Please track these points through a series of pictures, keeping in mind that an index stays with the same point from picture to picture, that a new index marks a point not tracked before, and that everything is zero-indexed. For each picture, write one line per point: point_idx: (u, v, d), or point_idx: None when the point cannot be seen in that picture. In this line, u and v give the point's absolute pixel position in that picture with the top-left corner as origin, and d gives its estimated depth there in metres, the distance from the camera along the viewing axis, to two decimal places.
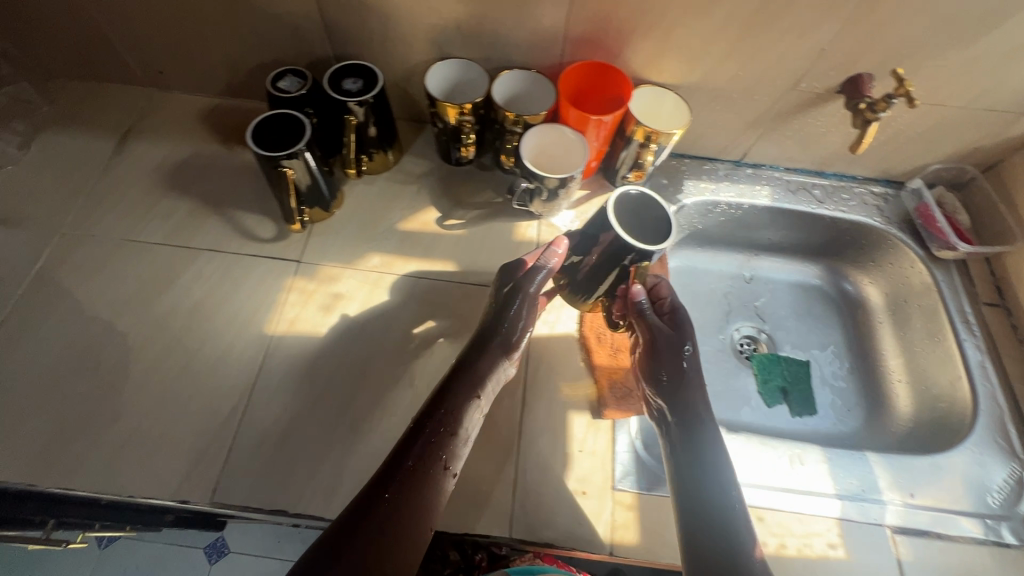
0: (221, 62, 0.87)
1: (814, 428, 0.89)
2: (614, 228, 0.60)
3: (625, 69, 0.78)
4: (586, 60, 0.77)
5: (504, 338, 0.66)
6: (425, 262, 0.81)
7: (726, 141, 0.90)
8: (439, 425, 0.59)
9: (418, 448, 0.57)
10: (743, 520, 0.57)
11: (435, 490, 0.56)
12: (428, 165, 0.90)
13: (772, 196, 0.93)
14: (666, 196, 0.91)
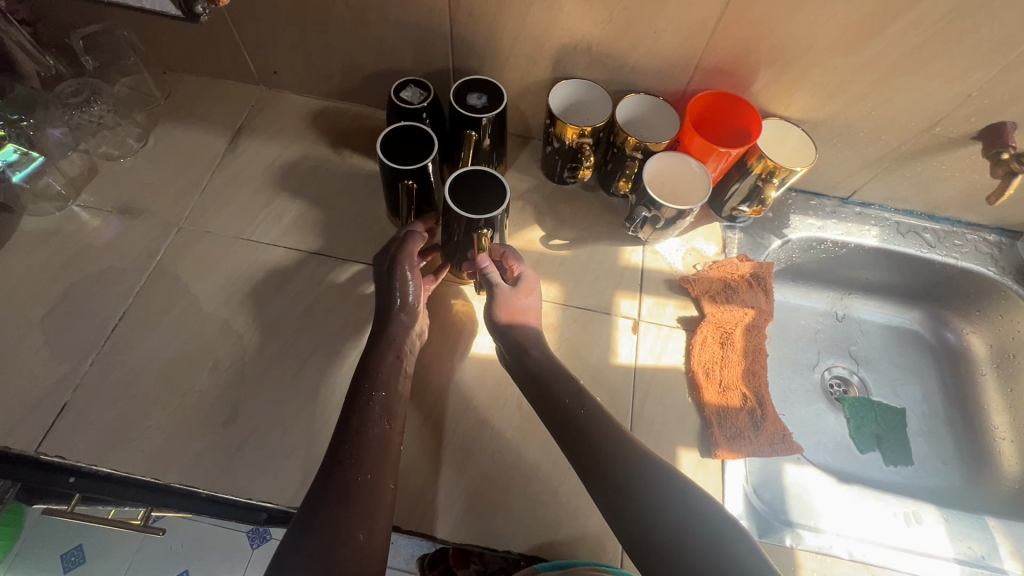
0: (337, 66, 0.87)
1: (910, 480, 0.86)
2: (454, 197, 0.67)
3: (752, 102, 0.76)
4: (715, 89, 0.75)
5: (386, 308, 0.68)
6: None
7: (839, 178, 0.88)
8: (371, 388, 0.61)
9: (356, 422, 0.58)
10: (700, 521, 0.50)
11: (382, 473, 0.55)
12: (532, 182, 0.89)
13: (881, 237, 0.90)
14: (771, 230, 0.89)
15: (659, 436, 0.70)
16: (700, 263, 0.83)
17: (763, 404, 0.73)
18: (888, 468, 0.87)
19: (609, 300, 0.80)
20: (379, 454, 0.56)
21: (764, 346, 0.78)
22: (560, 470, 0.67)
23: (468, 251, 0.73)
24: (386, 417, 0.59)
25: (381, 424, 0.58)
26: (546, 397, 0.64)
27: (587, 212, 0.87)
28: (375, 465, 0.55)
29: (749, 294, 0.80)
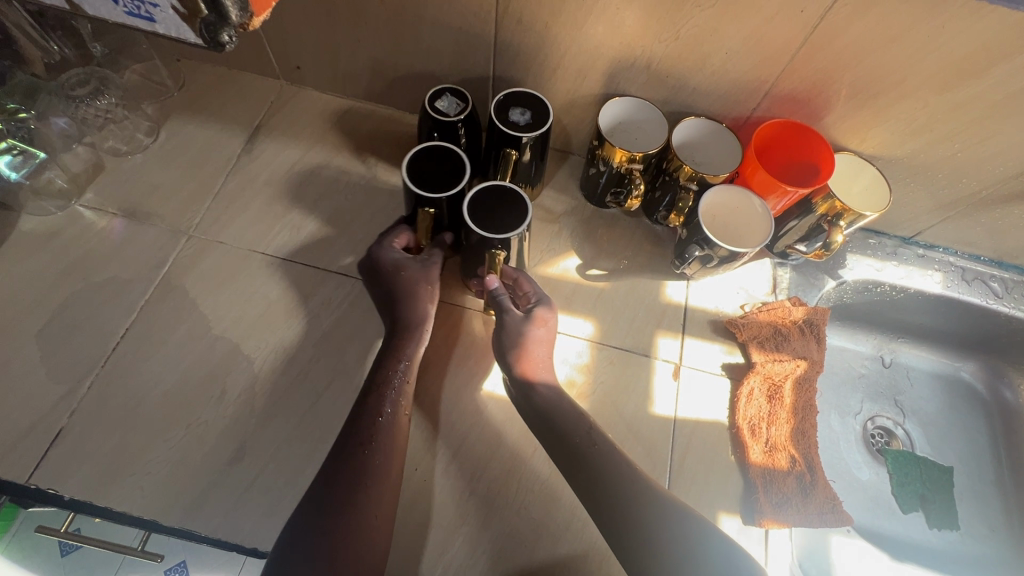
0: (366, 66, 0.80)
1: (955, 545, 0.81)
2: (468, 215, 0.59)
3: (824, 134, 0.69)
4: (784, 119, 0.68)
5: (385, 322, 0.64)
6: (565, 315, 0.74)
7: (905, 218, 0.81)
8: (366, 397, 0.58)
9: (358, 431, 0.55)
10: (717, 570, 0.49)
11: (385, 493, 0.52)
12: (571, 204, 0.82)
13: (944, 283, 0.83)
14: (826, 270, 0.82)
15: (698, 498, 0.65)
16: (749, 304, 0.77)
17: (812, 468, 0.67)
18: (933, 531, 0.81)
19: (648, 340, 0.74)
20: (384, 472, 0.53)
21: (815, 402, 0.72)
22: (590, 531, 0.62)
23: (478, 267, 0.64)
24: (393, 430, 0.57)
25: (388, 438, 0.55)
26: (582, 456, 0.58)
27: (628, 240, 0.80)
28: (378, 485, 0.52)
29: (801, 343, 0.74)
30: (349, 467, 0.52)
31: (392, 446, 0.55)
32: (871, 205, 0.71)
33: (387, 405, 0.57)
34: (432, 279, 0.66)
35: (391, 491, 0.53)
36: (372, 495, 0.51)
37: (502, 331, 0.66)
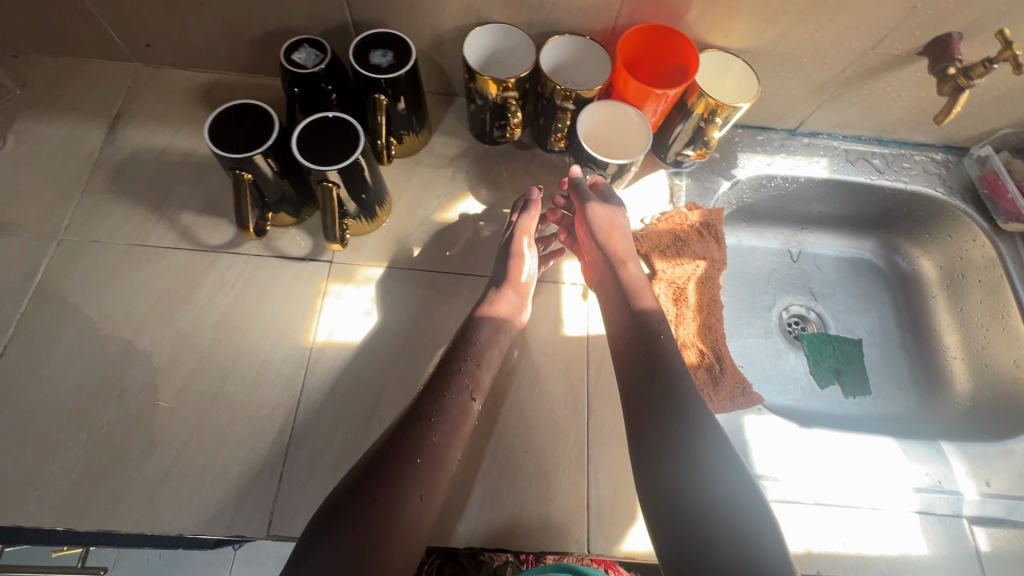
0: (220, 32, 0.75)
1: (870, 408, 0.86)
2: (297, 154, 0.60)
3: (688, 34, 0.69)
4: (647, 23, 0.68)
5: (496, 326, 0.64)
6: (469, 257, 0.74)
7: (784, 109, 0.83)
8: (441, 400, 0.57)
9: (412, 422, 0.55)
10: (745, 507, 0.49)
11: (427, 481, 0.52)
12: (462, 146, 0.81)
13: (831, 166, 0.86)
14: (720, 172, 0.84)
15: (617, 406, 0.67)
16: (648, 217, 0.78)
17: (721, 359, 0.71)
18: (848, 400, 0.87)
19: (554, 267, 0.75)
20: (431, 473, 0.53)
21: (719, 297, 0.75)
22: (518, 456, 0.64)
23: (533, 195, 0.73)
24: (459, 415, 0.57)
25: (454, 426, 0.56)
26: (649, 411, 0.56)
27: (524, 173, 0.80)
28: (421, 473, 0.52)
29: (700, 245, 0.77)
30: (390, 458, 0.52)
31: (455, 441, 0.56)
32: (740, 99, 0.74)
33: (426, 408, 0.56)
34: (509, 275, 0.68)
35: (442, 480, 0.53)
36: (416, 483, 0.51)
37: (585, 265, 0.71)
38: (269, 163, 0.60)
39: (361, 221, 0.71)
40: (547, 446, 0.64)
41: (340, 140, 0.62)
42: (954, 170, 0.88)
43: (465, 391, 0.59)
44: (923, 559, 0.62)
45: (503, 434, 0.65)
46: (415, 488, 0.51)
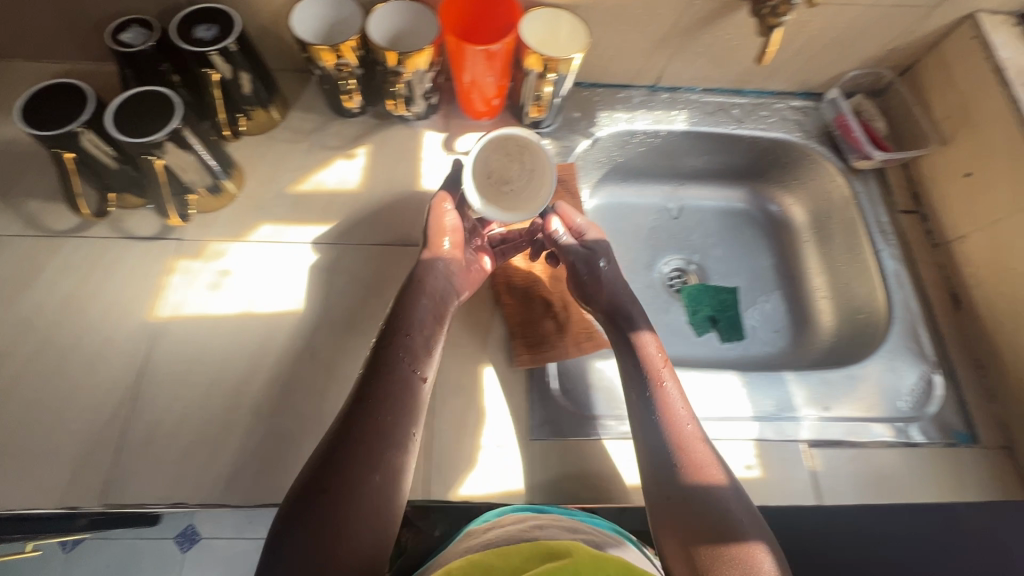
0: (57, 19, 0.75)
1: (747, 352, 0.88)
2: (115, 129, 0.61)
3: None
4: None
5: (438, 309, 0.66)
6: (321, 226, 0.75)
7: (637, 65, 0.85)
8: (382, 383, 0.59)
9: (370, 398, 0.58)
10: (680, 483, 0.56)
11: (387, 461, 0.55)
12: (319, 120, 0.82)
13: (689, 120, 0.88)
14: (579, 131, 0.86)
15: (462, 358, 0.69)
16: None
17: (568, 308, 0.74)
18: (724, 345, 0.89)
19: (407, 231, 0.76)
20: (388, 450, 0.55)
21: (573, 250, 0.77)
22: None
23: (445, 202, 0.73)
24: (408, 400, 0.59)
25: (404, 408, 0.58)
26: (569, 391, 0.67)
27: (381, 143, 0.81)
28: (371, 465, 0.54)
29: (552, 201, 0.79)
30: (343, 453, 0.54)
31: (406, 423, 0.58)
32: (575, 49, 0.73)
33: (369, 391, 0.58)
34: (440, 262, 0.69)
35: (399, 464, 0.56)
36: (373, 472, 0.53)
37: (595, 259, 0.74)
38: (97, 143, 0.62)
39: (208, 196, 0.72)
40: None
41: (159, 112, 0.62)
42: (811, 115, 0.90)
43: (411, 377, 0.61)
44: (756, 481, 0.64)
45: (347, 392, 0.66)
46: (377, 479, 0.53)
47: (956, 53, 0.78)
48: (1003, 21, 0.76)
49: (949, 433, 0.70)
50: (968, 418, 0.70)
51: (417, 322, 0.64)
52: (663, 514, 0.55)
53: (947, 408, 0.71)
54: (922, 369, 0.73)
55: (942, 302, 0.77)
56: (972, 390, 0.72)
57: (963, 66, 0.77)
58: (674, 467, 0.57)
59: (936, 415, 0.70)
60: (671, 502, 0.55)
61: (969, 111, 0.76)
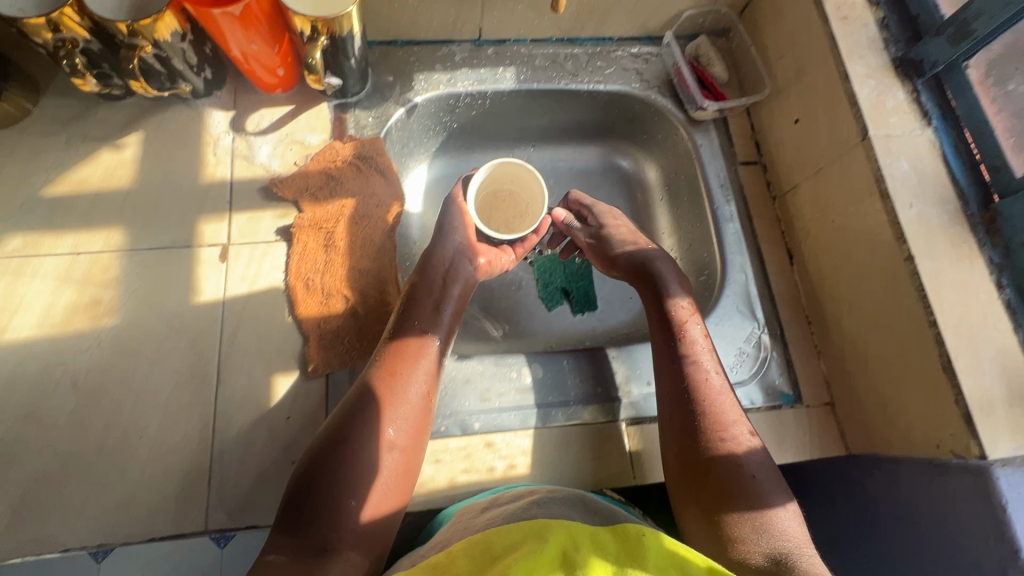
0: None
1: (602, 324, 0.85)
2: None
3: None
4: None
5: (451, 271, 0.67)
6: (84, 232, 0.66)
7: (449, 17, 0.76)
8: (398, 346, 0.60)
9: (392, 355, 0.59)
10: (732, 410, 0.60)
11: (411, 420, 0.57)
12: (77, 105, 0.70)
13: (517, 77, 0.80)
14: (392, 97, 0.77)
15: (253, 370, 0.63)
16: (300, 158, 0.71)
17: (366, 302, 0.67)
18: (575, 318, 0.85)
19: (190, 230, 0.67)
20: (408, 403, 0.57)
21: (381, 234, 0.70)
22: (131, 443, 0.59)
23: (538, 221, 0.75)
24: (415, 398, 0.58)
25: (422, 373, 0.59)
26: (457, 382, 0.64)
27: (155, 129, 0.71)
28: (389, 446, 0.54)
29: (357, 181, 0.71)
30: (347, 448, 0.53)
31: (417, 417, 0.57)
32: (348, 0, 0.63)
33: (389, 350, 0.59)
34: (453, 229, 0.69)
35: (408, 461, 0.56)
36: (379, 467, 0.53)
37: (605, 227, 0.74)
38: None
39: None
40: (169, 426, 0.60)
41: None
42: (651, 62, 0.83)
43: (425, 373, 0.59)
44: (569, 466, 0.62)
45: (116, 422, 0.59)
46: (386, 474, 0.54)
47: None
48: None
49: (775, 395, 0.67)
50: (794, 378, 0.68)
51: (446, 295, 0.66)
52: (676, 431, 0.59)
53: (774, 369, 0.68)
54: (751, 330, 0.70)
55: (776, 259, 0.74)
56: (799, 348, 0.70)
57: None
58: (692, 383, 0.60)
59: (764, 378, 0.68)
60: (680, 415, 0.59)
61: (797, 50, 0.71)
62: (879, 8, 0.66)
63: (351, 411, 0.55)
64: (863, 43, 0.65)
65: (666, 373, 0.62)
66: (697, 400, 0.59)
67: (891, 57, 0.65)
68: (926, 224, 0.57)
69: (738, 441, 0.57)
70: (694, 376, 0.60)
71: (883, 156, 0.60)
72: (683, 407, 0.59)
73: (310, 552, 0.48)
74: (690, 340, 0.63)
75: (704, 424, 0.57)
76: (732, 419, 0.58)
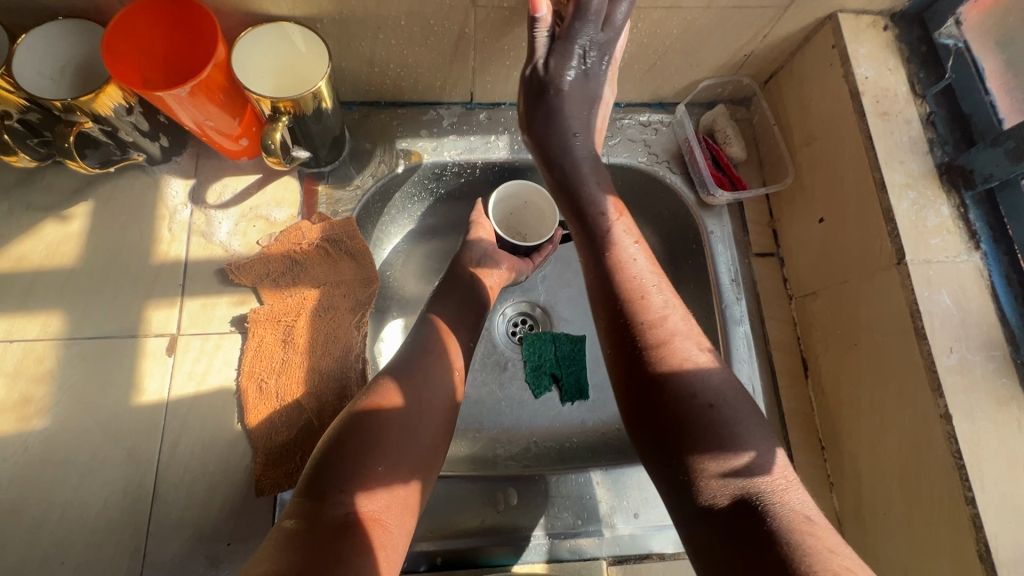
0: None
1: (592, 417, 0.76)
2: None
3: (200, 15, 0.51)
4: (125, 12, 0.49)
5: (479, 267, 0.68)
6: (20, 317, 0.59)
7: (437, 81, 0.68)
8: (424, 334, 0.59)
9: (418, 342, 0.57)
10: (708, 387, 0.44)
11: (437, 401, 0.53)
12: (21, 170, 0.64)
13: (510, 146, 0.73)
14: (371, 168, 0.70)
15: (193, 485, 0.56)
16: (263, 237, 0.65)
17: (324, 410, 0.59)
18: (563, 407, 0.76)
19: (135, 317, 0.61)
20: (435, 385, 0.54)
21: (345, 326, 0.63)
22: (50, 569, 0.53)
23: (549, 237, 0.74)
24: (449, 386, 0.55)
25: (449, 363, 0.56)
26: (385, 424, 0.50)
27: (106, 198, 0.64)
28: (419, 421, 0.51)
29: (324, 267, 0.64)
30: (378, 414, 0.49)
31: (449, 405, 0.54)
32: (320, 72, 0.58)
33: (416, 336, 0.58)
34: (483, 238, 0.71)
35: (436, 449, 0.51)
36: (408, 443, 0.49)
37: (571, 138, 0.62)
38: None
39: None
40: (95, 549, 0.53)
41: None
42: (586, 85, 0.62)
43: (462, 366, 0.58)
44: None
45: (36, 543, 0.53)
46: (414, 456, 0.49)
47: (816, 64, 0.63)
48: (869, 24, 0.61)
49: None
50: None
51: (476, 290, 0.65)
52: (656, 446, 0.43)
53: None
54: None
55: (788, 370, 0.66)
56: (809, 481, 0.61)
57: (821, 82, 0.62)
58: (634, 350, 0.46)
59: None
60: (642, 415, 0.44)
61: (827, 140, 0.62)
62: (925, 101, 0.58)
63: (388, 380, 0.53)
64: (903, 145, 0.56)
65: (665, 458, 0.42)
66: (721, 466, 0.40)
67: (936, 162, 0.56)
68: (968, 373, 0.49)
69: (802, 526, 0.37)
70: (722, 437, 0.41)
71: (920, 287, 0.52)
72: (706, 475, 0.40)
73: (330, 523, 0.43)
74: (710, 392, 0.43)
75: (736, 488, 0.39)
76: (782, 491, 0.38)
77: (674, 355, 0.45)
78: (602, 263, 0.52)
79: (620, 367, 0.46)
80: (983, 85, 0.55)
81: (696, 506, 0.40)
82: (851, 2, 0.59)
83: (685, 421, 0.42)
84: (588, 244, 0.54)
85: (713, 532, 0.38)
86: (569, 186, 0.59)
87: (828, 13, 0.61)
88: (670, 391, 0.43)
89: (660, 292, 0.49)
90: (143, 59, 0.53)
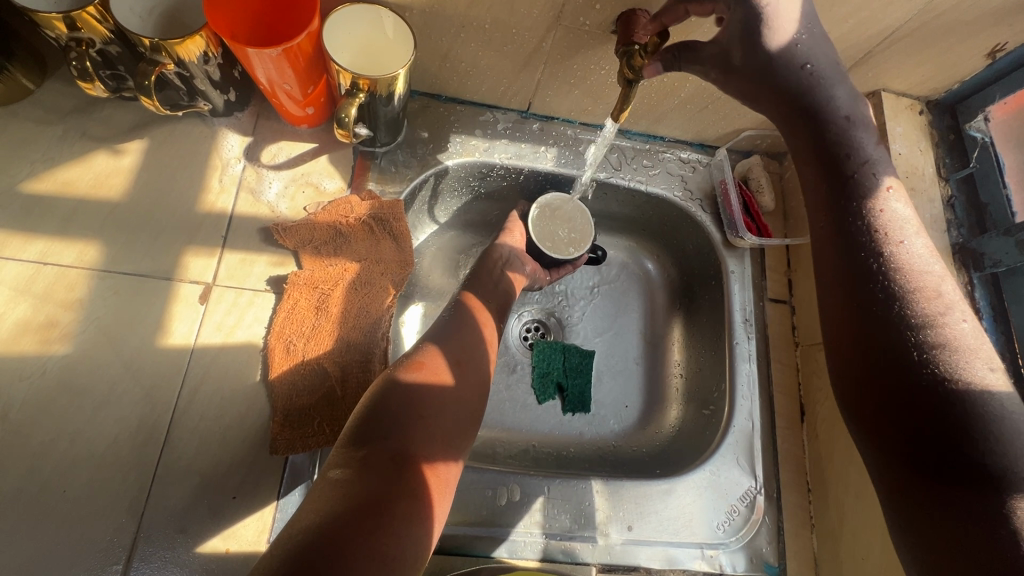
0: None
1: (592, 430, 0.78)
2: None
3: None
4: None
5: (505, 263, 0.71)
6: (57, 241, 0.59)
7: (501, 86, 0.71)
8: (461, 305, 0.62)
9: (456, 312, 0.61)
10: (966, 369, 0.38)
11: (479, 368, 0.56)
12: (83, 99, 0.64)
13: (557, 160, 0.76)
14: (421, 155, 0.72)
15: (207, 435, 0.56)
16: (311, 204, 0.66)
17: (347, 382, 0.60)
18: (564, 417, 0.78)
19: (173, 260, 0.61)
20: (479, 359, 0.57)
21: (375, 303, 0.64)
22: (50, 497, 0.52)
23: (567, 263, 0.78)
24: (475, 358, 0.56)
25: (482, 336, 0.60)
26: (437, 395, 0.50)
27: (162, 140, 0.65)
28: (445, 381, 0.52)
29: (367, 243, 0.66)
30: (411, 375, 0.50)
31: (475, 372, 0.55)
32: (403, 59, 0.61)
33: (449, 308, 0.62)
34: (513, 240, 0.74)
35: (466, 410, 0.52)
36: (445, 402, 0.50)
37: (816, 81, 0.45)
38: None
39: None
40: (98, 485, 0.53)
41: None
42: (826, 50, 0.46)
43: (481, 340, 0.59)
44: None
45: (39, 468, 0.53)
46: (450, 413, 0.50)
47: None
48: (906, 106, 0.66)
49: (760, 565, 0.63)
50: (782, 549, 0.65)
51: (501, 290, 0.68)
52: (892, 423, 0.40)
53: (762, 535, 0.65)
54: (749, 488, 0.66)
55: (788, 415, 0.70)
56: (794, 518, 0.66)
57: None
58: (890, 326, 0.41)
59: (750, 543, 0.64)
60: (889, 392, 0.40)
61: None
62: (948, 185, 0.64)
63: (421, 348, 0.54)
64: (925, 221, 0.61)
65: (901, 437, 0.39)
66: (980, 474, 0.36)
67: (952, 242, 0.61)
68: None
69: None
70: (982, 443, 0.36)
71: None
72: (981, 497, 0.36)
73: (377, 467, 0.44)
74: (974, 396, 0.37)
75: (1009, 506, 0.35)
76: None
77: (945, 359, 0.38)
78: (860, 271, 0.43)
79: (858, 356, 0.42)
80: (1002, 179, 0.61)
81: (922, 487, 0.38)
82: (895, 83, 0.64)
83: (928, 404, 0.38)
84: (836, 216, 0.46)
85: (955, 552, 0.36)
86: (813, 134, 0.47)
87: (873, 89, 0.66)
88: (937, 417, 0.38)
89: (923, 264, 0.42)
90: (234, 17, 0.56)
